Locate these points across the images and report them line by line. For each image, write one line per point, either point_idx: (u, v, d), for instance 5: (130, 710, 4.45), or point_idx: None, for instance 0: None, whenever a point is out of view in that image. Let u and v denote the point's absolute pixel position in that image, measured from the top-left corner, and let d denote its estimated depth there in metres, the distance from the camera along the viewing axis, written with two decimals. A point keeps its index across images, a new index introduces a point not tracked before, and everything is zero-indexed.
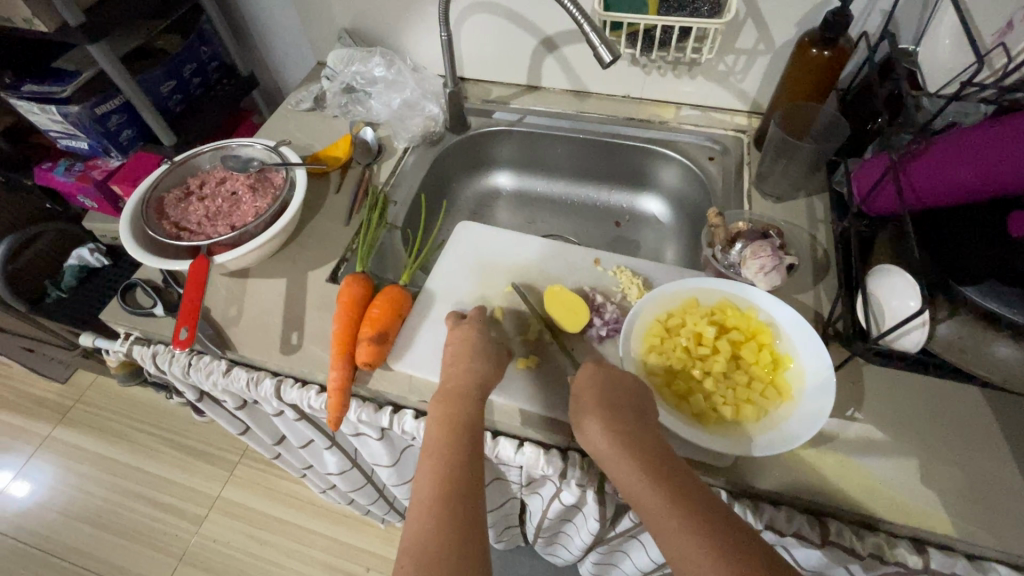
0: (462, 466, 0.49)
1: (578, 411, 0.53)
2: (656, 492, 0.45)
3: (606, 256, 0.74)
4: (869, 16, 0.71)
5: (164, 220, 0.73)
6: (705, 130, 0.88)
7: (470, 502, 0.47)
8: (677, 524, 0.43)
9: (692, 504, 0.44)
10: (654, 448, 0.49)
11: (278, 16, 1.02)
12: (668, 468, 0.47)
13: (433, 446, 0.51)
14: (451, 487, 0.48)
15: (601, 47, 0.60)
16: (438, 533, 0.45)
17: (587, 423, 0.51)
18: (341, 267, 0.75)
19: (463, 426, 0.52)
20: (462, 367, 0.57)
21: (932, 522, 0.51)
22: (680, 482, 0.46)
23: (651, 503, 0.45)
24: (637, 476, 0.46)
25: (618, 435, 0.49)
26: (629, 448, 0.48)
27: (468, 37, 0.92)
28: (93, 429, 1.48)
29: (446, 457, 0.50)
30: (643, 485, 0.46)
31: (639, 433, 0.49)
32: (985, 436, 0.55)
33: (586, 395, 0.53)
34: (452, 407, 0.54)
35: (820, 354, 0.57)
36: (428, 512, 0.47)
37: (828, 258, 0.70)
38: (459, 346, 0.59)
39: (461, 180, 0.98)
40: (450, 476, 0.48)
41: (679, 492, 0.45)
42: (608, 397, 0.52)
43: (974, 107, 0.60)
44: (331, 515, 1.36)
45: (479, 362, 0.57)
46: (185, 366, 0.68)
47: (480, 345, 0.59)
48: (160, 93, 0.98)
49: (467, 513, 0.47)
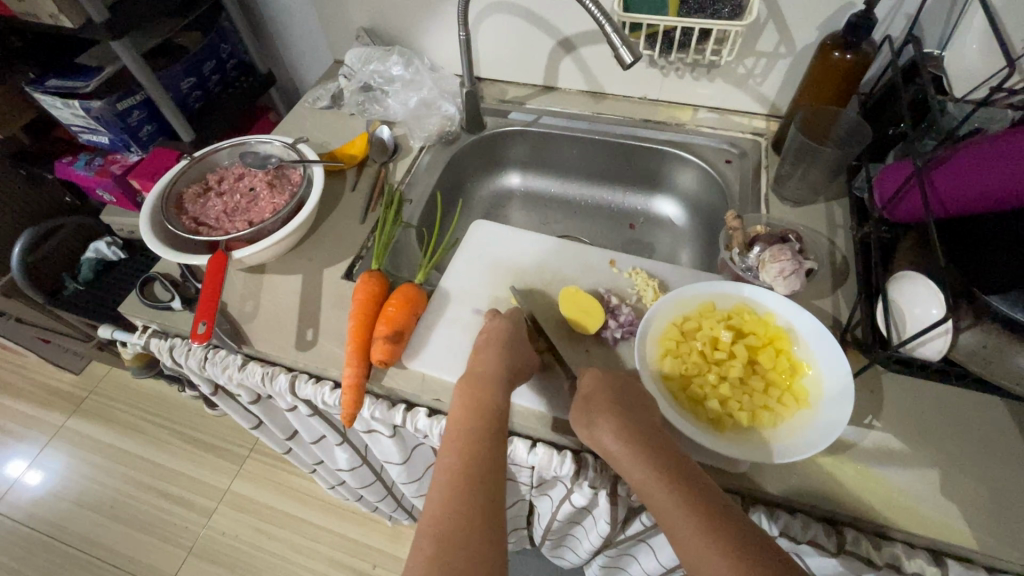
0: (483, 457, 0.48)
1: (590, 404, 0.53)
2: (673, 492, 0.44)
3: (622, 257, 0.74)
4: (893, 20, 0.70)
5: (184, 215, 0.74)
6: (722, 133, 0.87)
7: (490, 496, 0.46)
8: (695, 522, 0.42)
9: (709, 505, 0.43)
10: (670, 450, 0.48)
11: (296, 14, 1.03)
12: (686, 470, 0.46)
13: (451, 438, 0.50)
14: (468, 477, 0.46)
15: (622, 48, 0.60)
16: (455, 526, 0.43)
17: (601, 420, 0.51)
18: (356, 264, 0.75)
19: (481, 419, 0.51)
20: (488, 356, 0.57)
21: (951, 533, 0.50)
22: (697, 484, 0.45)
23: (670, 505, 0.44)
24: (652, 474, 0.46)
25: (634, 433, 0.49)
26: (647, 448, 0.47)
27: (487, 38, 0.92)
28: (106, 420, 1.50)
29: (465, 445, 0.49)
30: (659, 485, 0.45)
31: (655, 436, 0.49)
32: (1009, 448, 0.54)
33: (604, 393, 0.53)
34: (474, 399, 0.53)
35: (839, 362, 0.56)
36: (445, 500, 0.45)
37: (847, 264, 0.69)
38: (480, 341, 0.60)
39: (475, 180, 0.98)
40: (470, 466, 0.47)
41: (695, 492, 0.44)
42: (620, 395, 0.52)
43: (1000, 112, 0.58)
44: (338, 511, 1.36)
45: (509, 353, 0.57)
46: (201, 360, 0.69)
47: (514, 339, 0.59)
48: (180, 89, 0.99)
49: (487, 504, 0.45)
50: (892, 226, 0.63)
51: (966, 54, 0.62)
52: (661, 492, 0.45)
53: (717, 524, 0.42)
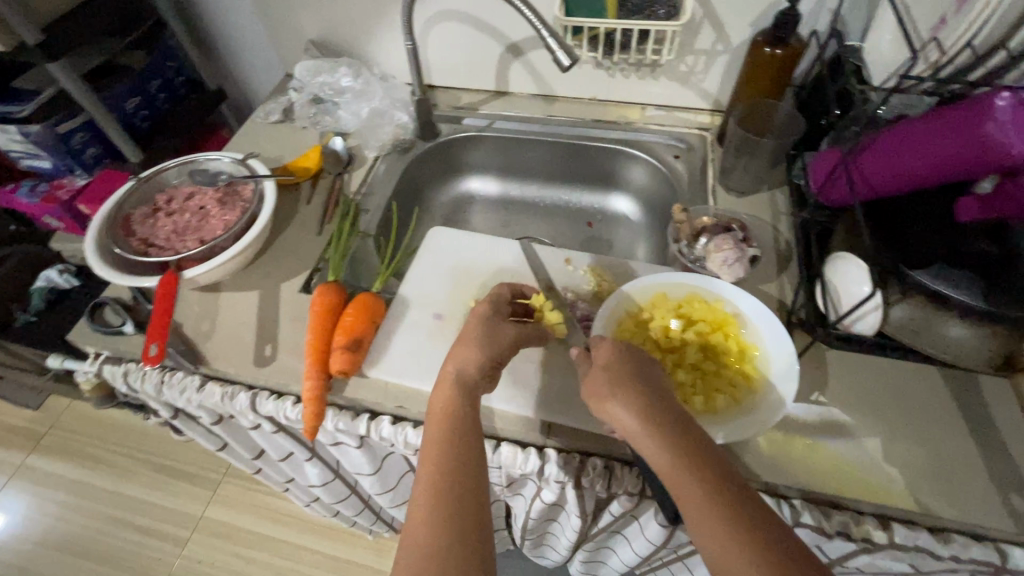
0: (465, 456, 0.47)
1: (600, 383, 0.49)
2: (691, 489, 0.41)
3: (577, 255, 0.75)
4: (819, 15, 0.73)
5: (133, 236, 0.72)
6: (669, 130, 0.90)
7: (472, 497, 0.45)
8: (714, 515, 0.39)
9: (730, 501, 0.40)
10: (689, 437, 0.44)
11: (244, 30, 1.02)
12: (707, 460, 0.42)
13: (439, 435, 0.49)
14: (451, 480, 0.46)
15: (560, 51, 0.61)
16: (434, 532, 0.43)
17: (610, 404, 0.47)
18: (314, 276, 0.75)
19: (468, 420, 0.50)
20: (469, 347, 0.54)
21: (894, 498, 0.53)
22: (717, 474, 0.41)
23: (687, 497, 0.41)
24: (668, 466, 0.42)
25: (646, 423, 0.45)
26: (660, 436, 0.44)
27: (436, 45, 0.93)
28: (68, 455, 1.45)
29: (449, 446, 0.48)
30: (674, 477, 0.42)
31: (671, 421, 0.45)
32: (943, 414, 0.57)
33: (610, 371, 0.49)
34: (459, 396, 0.51)
35: (783, 342, 0.59)
36: (428, 503, 0.44)
37: (790, 249, 0.72)
38: (466, 328, 0.56)
39: (434, 187, 0.99)
40: (453, 466, 0.47)
41: (715, 485, 0.41)
42: (627, 374, 0.49)
43: (917, 99, 0.62)
44: (317, 529, 1.34)
45: (491, 339, 0.55)
46: (158, 384, 0.67)
47: (496, 326, 0.56)
48: (126, 109, 0.98)
49: (470, 505, 0.45)
50: (829, 210, 0.66)
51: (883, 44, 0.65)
52: (678, 480, 0.42)
53: (740, 524, 0.39)
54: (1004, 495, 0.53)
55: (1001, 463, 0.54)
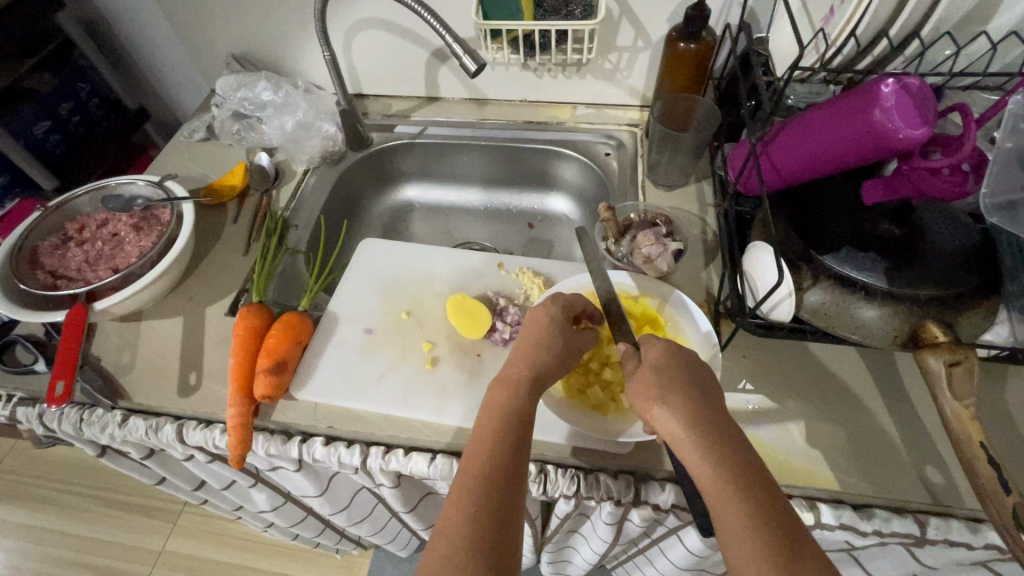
0: (511, 462, 0.45)
1: (649, 385, 0.48)
2: (738, 507, 0.40)
3: (509, 259, 0.75)
4: (729, 9, 0.75)
5: (39, 269, 0.68)
6: (601, 128, 0.91)
7: (511, 502, 0.43)
8: (759, 538, 0.38)
9: (776, 528, 0.39)
10: (740, 454, 0.43)
11: (161, 46, 0.98)
12: (754, 481, 0.41)
13: (483, 437, 0.47)
14: (493, 482, 0.43)
15: (465, 57, 0.64)
16: (473, 528, 0.41)
17: (659, 409, 0.46)
18: (241, 298, 0.73)
19: (519, 424, 0.47)
20: (526, 354, 0.53)
21: (819, 479, 0.54)
22: (765, 498, 0.40)
23: (732, 516, 0.40)
24: (717, 481, 0.41)
25: (697, 434, 0.44)
26: (710, 452, 0.43)
27: (360, 54, 0.91)
28: (14, 498, 1.37)
29: (495, 448, 0.45)
30: (721, 494, 0.41)
31: (722, 435, 0.44)
32: (862, 393, 0.59)
33: (662, 375, 0.48)
34: (510, 401, 0.49)
35: (707, 331, 0.61)
36: (466, 500, 0.42)
37: (716, 240, 0.73)
38: (529, 334, 0.55)
39: (370, 198, 0.97)
40: (499, 470, 0.44)
41: (763, 510, 0.40)
42: (680, 380, 0.48)
43: (821, 87, 0.66)
44: (285, 553, 1.30)
45: (551, 347, 0.53)
46: (76, 423, 0.64)
47: (557, 333, 0.55)
48: (34, 135, 0.96)
49: (510, 508, 0.43)
50: (749, 200, 0.68)
51: (782, 35, 0.67)
52: (725, 499, 0.40)
53: (781, 550, 0.38)
54: (920, 468, 0.54)
55: (916, 436, 0.56)
